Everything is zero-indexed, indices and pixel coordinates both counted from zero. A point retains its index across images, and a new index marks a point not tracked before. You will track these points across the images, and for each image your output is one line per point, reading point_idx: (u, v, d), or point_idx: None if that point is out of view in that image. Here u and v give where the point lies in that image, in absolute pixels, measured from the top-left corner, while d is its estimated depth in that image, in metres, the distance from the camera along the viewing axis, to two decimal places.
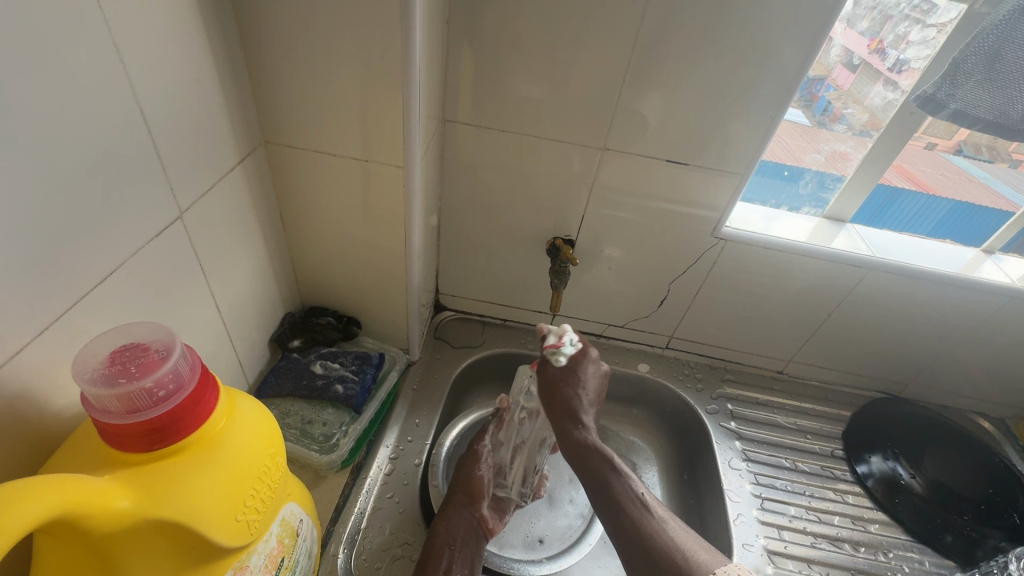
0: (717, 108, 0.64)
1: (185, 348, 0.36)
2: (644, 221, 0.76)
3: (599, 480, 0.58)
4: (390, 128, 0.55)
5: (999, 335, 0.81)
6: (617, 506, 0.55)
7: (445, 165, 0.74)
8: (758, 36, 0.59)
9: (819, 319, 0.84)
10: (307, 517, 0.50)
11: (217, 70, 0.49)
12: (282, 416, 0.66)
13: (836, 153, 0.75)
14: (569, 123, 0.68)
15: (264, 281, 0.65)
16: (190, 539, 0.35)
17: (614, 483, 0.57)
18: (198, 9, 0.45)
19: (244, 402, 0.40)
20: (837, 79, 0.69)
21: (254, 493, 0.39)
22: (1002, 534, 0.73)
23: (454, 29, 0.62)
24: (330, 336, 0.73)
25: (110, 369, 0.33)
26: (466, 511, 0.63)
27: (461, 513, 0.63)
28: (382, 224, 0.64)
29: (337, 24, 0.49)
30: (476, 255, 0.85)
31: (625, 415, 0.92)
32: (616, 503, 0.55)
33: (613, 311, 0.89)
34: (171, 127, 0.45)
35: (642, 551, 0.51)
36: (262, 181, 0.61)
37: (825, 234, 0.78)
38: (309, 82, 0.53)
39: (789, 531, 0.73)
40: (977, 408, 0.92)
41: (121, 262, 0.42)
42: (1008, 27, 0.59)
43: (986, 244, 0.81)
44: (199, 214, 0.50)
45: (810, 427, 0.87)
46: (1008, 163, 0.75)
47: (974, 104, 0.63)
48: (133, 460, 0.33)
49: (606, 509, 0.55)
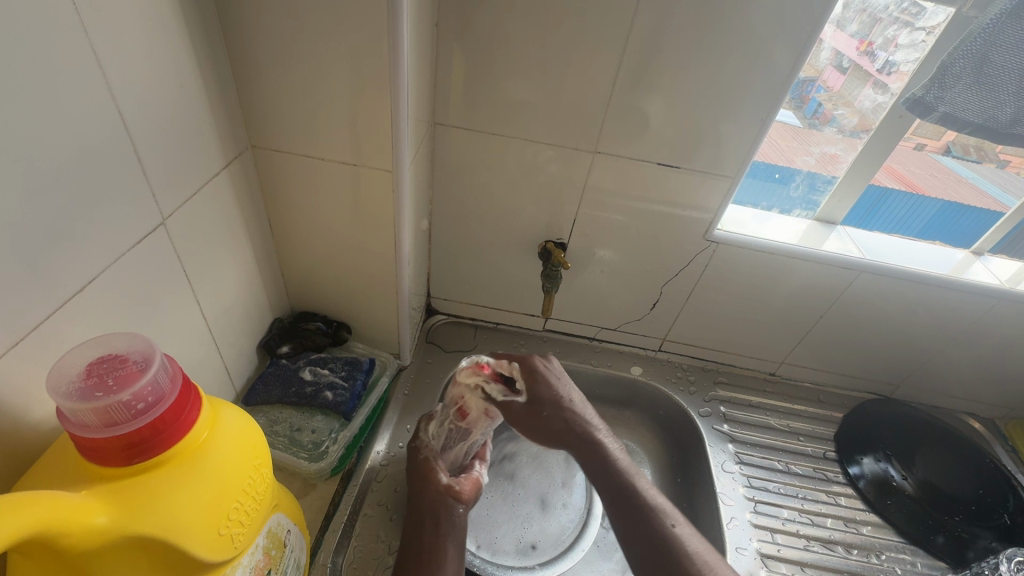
0: (708, 110, 0.64)
1: (165, 359, 0.35)
2: (636, 224, 0.76)
3: (627, 510, 0.54)
4: (378, 131, 0.54)
5: (990, 336, 0.81)
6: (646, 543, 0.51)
7: (435, 168, 0.74)
8: (748, 39, 0.59)
9: (812, 321, 0.84)
10: (295, 528, 0.50)
11: (201, 74, 0.49)
12: (271, 424, 0.65)
13: (826, 155, 0.75)
14: (560, 125, 0.67)
15: (252, 286, 0.64)
16: (169, 552, 0.34)
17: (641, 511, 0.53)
18: (180, 13, 0.45)
19: (228, 412, 0.40)
20: (827, 80, 0.70)
21: (238, 505, 0.38)
22: (993, 534, 0.73)
23: (444, 31, 0.62)
24: (319, 341, 0.72)
25: (86, 383, 0.32)
26: (426, 493, 0.61)
27: (424, 497, 0.61)
28: (372, 228, 0.63)
29: (323, 27, 0.48)
30: (467, 259, 0.84)
31: (619, 418, 0.91)
32: (643, 537, 0.51)
33: (605, 314, 0.88)
34: (152, 131, 0.44)
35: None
36: (249, 186, 0.60)
37: (816, 236, 0.79)
38: (295, 85, 0.53)
39: (782, 534, 0.73)
40: (968, 409, 0.93)
41: (102, 269, 0.41)
42: (996, 29, 0.58)
43: (975, 246, 0.82)
44: (183, 220, 0.49)
45: (803, 429, 0.87)
46: (996, 163, 0.75)
47: (962, 107, 0.62)
48: (112, 475, 0.32)
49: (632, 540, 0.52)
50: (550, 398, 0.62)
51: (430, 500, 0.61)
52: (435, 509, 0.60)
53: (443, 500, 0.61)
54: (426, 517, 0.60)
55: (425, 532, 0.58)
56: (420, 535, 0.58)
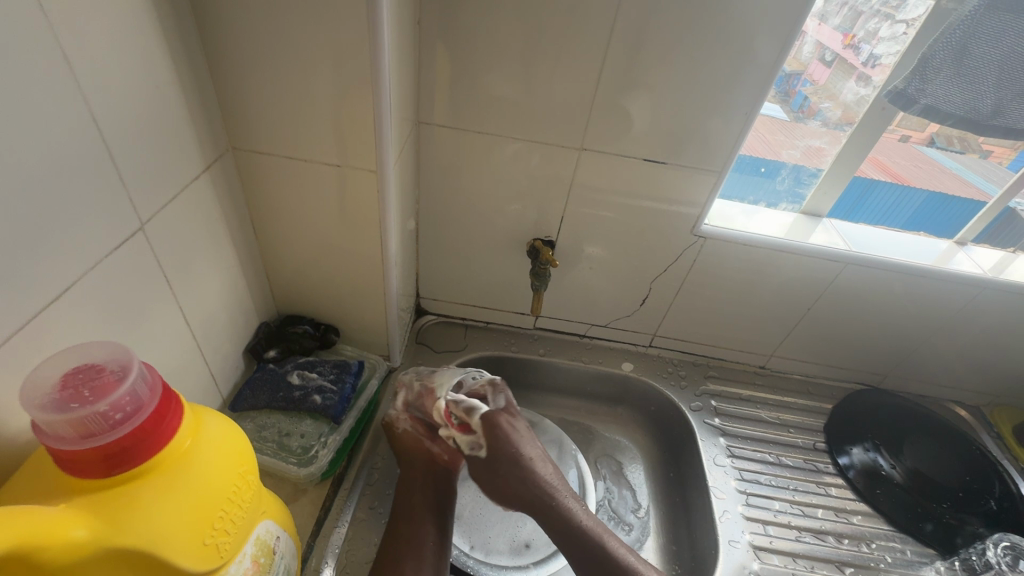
0: (692, 106, 0.64)
1: (144, 367, 0.34)
2: (625, 221, 0.76)
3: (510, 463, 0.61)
4: (361, 133, 0.54)
5: (975, 325, 0.82)
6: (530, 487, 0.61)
7: (421, 167, 0.73)
8: (731, 36, 0.59)
9: (800, 313, 0.84)
10: (285, 534, 0.49)
11: (177, 75, 0.48)
12: (259, 429, 0.64)
13: (812, 147, 0.76)
14: (545, 123, 0.67)
15: (236, 291, 0.63)
16: (152, 565, 0.33)
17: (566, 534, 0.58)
18: (155, 15, 0.44)
19: (211, 419, 0.39)
20: (811, 75, 0.70)
21: (224, 514, 0.38)
22: (981, 520, 0.74)
23: (426, 29, 0.61)
24: (307, 345, 0.71)
25: (62, 394, 0.31)
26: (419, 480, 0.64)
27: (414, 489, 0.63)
28: (358, 230, 0.63)
29: (302, 27, 0.48)
30: (456, 259, 0.84)
31: (611, 414, 0.91)
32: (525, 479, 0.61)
33: (596, 311, 0.89)
34: (128, 134, 0.43)
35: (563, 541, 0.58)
36: (231, 188, 0.59)
37: (803, 229, 0.79)
38: (274, 85, 0.52)
39: (774, 526, 0.74)
40: (955, 397, 0.94)
41: (79, 277, 0.40)
42: (973, 23, 0.60)
43: (958, 236, 0.83)
44: (162, 224, 0.49)
45: (793, 421, 0.88)
46: (979, 154, 0.75)
47: (943, 99, 0.64)
48: (92, 487, 0.32)
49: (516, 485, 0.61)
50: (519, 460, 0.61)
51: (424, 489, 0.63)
52: (429, 508, 0.61)
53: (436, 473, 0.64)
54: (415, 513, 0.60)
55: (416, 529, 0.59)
56: (411, 531, 0.59)
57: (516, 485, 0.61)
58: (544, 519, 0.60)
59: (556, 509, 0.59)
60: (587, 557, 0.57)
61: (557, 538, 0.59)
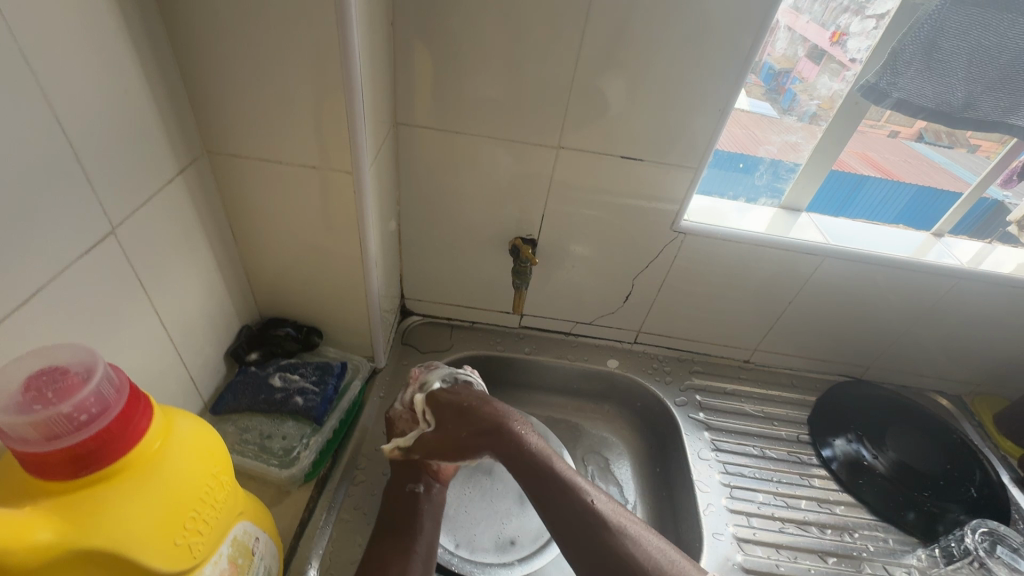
0: (668, 102, 0.65)
1: (110, 368, 0.34)
2: (606, 218, 0.76)
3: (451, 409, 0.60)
4: (336, 134, 0.54)
5: (954, 314, 0.83)
6: (474, 421, 0.58)
7: (401, 168, 0.73)
8: (702, 33, 0.60)
9: (781, 307, 0.85)
10: (263, 535, 0.49)
11: (147, 78, 0.48)
12: (240, 432, 0.64)
13: (787, 143, 0.77)
14: (522, 121, 0.68)
15: (216, 293, 0.63)
16: (123, 566, 0.33)
17: (520, 455, 0.55)
18: (123, 17, 0.44)
19: (183, 420, 0.39)
20: (801, 72, 0.71)
21: (195, 514, 0.38)
22: (961, 507, 0.75)
23: (401, 30, 0.61)
24: (290, 347, 0.71)
25: (25, 397, 0.32)
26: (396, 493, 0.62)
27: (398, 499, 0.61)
28: (337, 231, 0.63)
29: (271, 28, 0.48)
30: (440, 259, 0.84)
31: (597, 411, 0.92)
32: (466, 414, 0.59)
33: (580, 309, 0.89)
34: (97, 137, 0.43)
35: (518, 464, 0.55)
36: (207, 191, 0.59)
37: (783, 223, 0.80)
38: (247, 88, 0.52)
39: (758, 518, 0.74)
40: (937, 387, 0.95)
41: (47, 282, 0.40)
42: (941, 17, 0.60)
43: (935, 227, 0.84)
44: (135, 227, 0.49)
45: (777, 414, 0.89)
46: (967, 148, 0.78)
47: (916, 94, 0.64)
48: (58, 490, 0.32)
49: (462, 422, 0.59)
50: (457, 399, 0.61)
51: (408, 484, 0.62)
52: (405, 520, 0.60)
53: (423, 478, 0.63)
54: (407, 511, 0.60)
55: (399, 533, 0.59)
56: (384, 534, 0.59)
57: (463, 425, 0.59)
58: (498, 450, 0.56)
59: (502, 433, 0.56)
60: (545, 476, 0.53)
61: (510, 467, 0.55)
